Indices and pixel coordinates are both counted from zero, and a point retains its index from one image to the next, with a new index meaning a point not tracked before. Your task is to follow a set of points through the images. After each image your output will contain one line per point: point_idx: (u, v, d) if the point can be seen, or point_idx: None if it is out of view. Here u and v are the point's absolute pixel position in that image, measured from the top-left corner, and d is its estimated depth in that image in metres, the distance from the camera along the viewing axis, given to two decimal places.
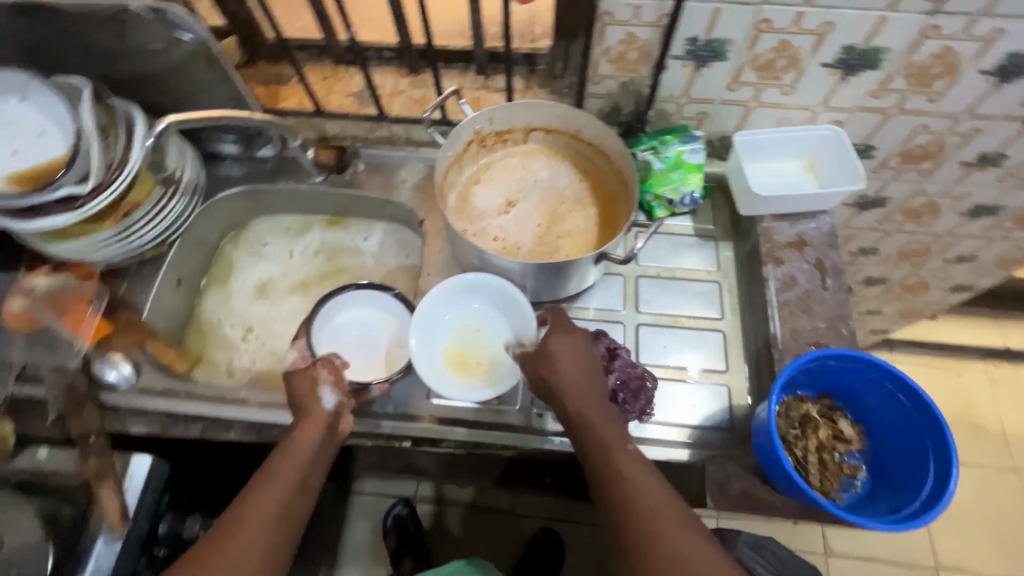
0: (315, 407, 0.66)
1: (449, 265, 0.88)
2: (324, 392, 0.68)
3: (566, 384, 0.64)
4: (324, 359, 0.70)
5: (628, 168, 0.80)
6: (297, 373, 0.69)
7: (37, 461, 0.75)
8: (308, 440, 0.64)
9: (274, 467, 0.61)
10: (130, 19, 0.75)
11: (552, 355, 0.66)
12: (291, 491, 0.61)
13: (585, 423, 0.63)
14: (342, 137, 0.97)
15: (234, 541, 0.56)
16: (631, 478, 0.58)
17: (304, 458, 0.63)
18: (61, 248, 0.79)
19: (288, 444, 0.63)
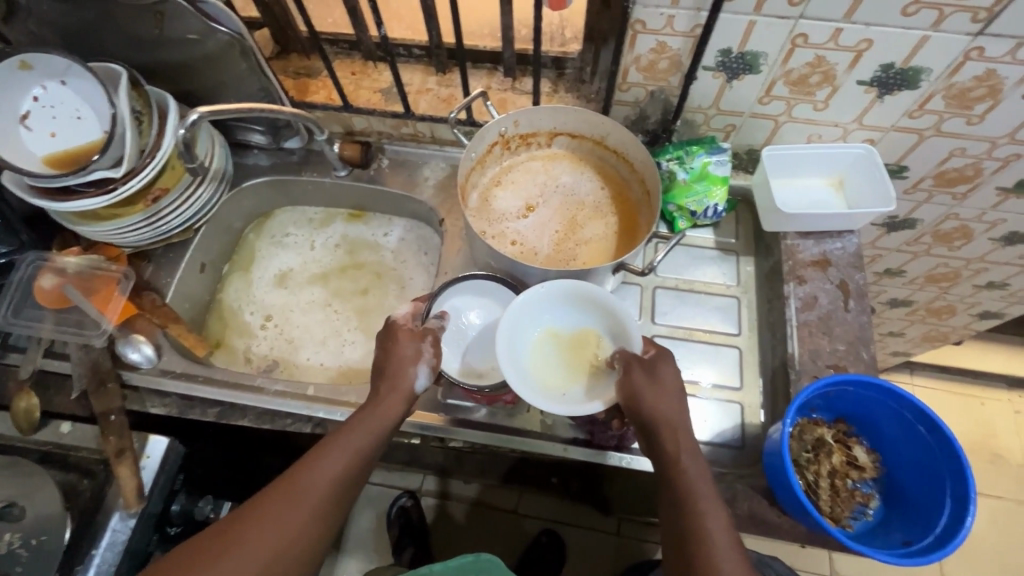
0: (405, 381, 0.66)
1: (466, 266, 0.88)
2: (422, 369, 0.68)
3: (660, 419, 0.62)
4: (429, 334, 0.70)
5: (652, 177, 0.80)
6: (405, 333, 0.69)
7: (59, 435, 0.76)
8: (388, 415, 0.65)
9: (350, 430, 0.63)
10: (168, 9, 0.77)
11: (655, 388, 0.63)
12: (358, 458, 0.62)
13: (676, 464, 0.61)
14: (368, 132, 0.98)
15: (293, 508, 0.57)
16: (711, 528, 0.57)
17: (379, 433, 0.63)
18: (92, 230, 0.82)
19: (365, 410, 0.65)
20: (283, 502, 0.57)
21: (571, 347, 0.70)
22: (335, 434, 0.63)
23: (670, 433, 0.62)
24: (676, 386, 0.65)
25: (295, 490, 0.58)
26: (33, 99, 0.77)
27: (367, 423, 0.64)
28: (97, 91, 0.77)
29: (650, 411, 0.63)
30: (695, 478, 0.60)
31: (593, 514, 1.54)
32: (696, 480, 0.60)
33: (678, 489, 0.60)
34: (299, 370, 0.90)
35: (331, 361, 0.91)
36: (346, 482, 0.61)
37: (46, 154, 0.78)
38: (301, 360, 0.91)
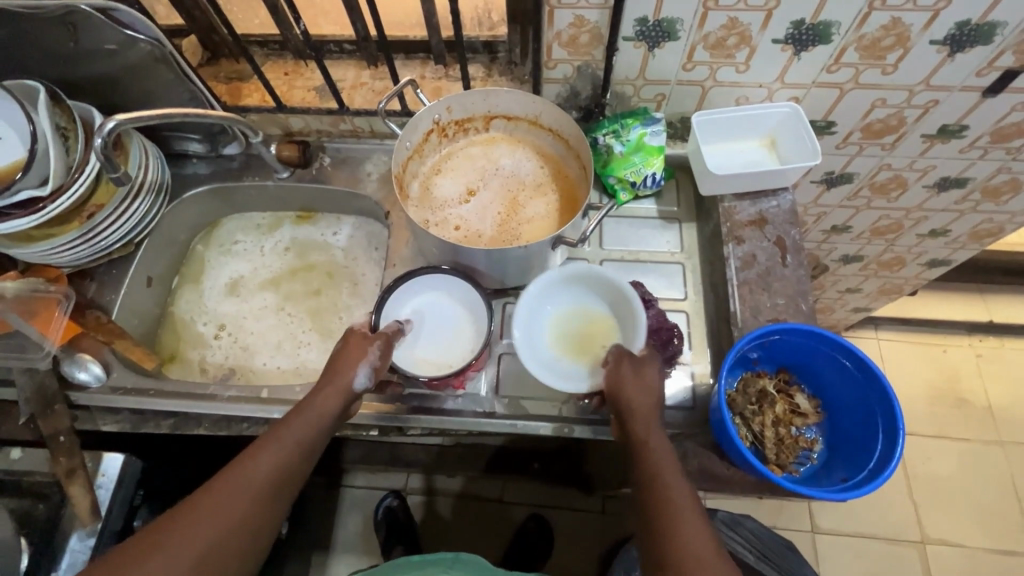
0: (343, 378, 0.66)
1: (415, 256, 0.88)
2: (362, 370, 0.67)
3: (637, 410, 0.64)
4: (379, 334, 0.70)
5: (586, 151, 0.81)
6: (353, 337, 0.70)
7: (10, 461, 0.75)
8: (328, 409, 0.65)
9: (287, 426, 0.63)
10: (79, 20, 0.75)
11: (638, 378, 0.66)
12: (295, 459, 0.61)
13: (649, 455, 0.61)
14: (307, 131, 0.97)
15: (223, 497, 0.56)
16: (678, 507, 0.57)
17: (319, 427, 0.64)
18: (26, 253, 0.80)
19: (302, 410, 0.64)
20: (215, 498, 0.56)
21: (579, 328, 0.76)
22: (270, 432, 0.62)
23: (643, 421, 0.64)
24: (658, 383, 0.67)
25: (223, 490, 0.56)
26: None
27: (310, 417, 0.64)
28: (15, 110, 0.76)
29: (627, 398, 0.65)
30: (669, 470, 0.60)
31: (578, 495, 1.56)
32: (663, 467, 0.60)
33: (648, 469, 0.60)
34: (256, 377, 0.89)
35: (288, 365, 0.90)
36: (282, 480, 0.60)
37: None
38: (257, 367, 0.90)
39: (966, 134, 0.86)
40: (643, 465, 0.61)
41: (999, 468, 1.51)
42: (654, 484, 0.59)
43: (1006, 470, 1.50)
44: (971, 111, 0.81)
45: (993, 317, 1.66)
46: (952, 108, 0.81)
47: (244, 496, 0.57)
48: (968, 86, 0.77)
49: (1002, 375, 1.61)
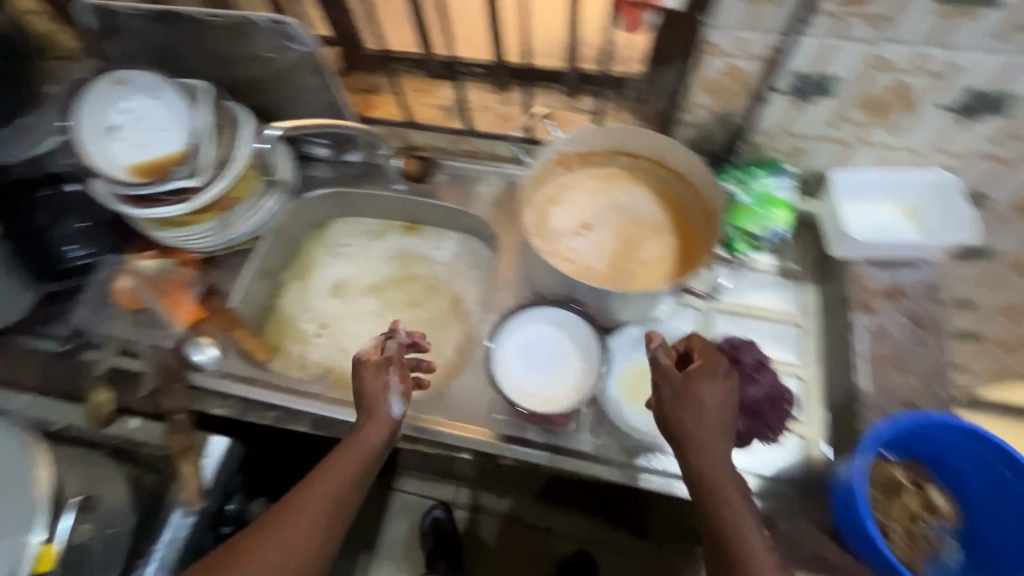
0: (382, 411, 0.67)
1: (521, 281, 0.88)
2: (393, 399, 0.68)
3: (694, 440, 0.58)
4: (394, 359, 0.70)
5: (714, 197, 0.78)
6: (368, 363, 0.68)
7: (128, 430, 0.80)
8: (373, 438, 0.65)
9: (333, 462, 0.63)
10: (250, 29, 0.81)
11: (695, 403, 0.59)
12: (347, 487, 0.62)
13: (721, 509, 0.56)
14: (427, 147, 1.00)
15: (284, 533, 0.57)
16: (744, 546, 0.53)
17: (368, 453, 0.64)
18: (168, 236, 0.86)
19: (349, 444, 0.64)
20: (269, 537, 0.57)
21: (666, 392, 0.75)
22: (317, 467, 0.63)
23: (705, 459, 0.57)
24: (718, 398, 0.60)
25: (285, 528, 0.57)
26: (117, 110, 0.82)
27: (357, 447, 0.64)
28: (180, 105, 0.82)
29: (682, 428, 0.59)
30: (736, 506, 0.56)
31: (629, 538, 1.50)
32: (721, 507, 0.56)
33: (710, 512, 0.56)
34: (351, 380, 0.91)
35: None
36: (336, 503, 0.61)
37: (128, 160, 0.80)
38: (353, 371, 0.92)
39: None
40: (715, 509, 0.56)
41: None
42: (722, 527, 0.55)
43: None
44: None
45: None
46: None
47: (314, 525, 0.59)
48: None
49: None
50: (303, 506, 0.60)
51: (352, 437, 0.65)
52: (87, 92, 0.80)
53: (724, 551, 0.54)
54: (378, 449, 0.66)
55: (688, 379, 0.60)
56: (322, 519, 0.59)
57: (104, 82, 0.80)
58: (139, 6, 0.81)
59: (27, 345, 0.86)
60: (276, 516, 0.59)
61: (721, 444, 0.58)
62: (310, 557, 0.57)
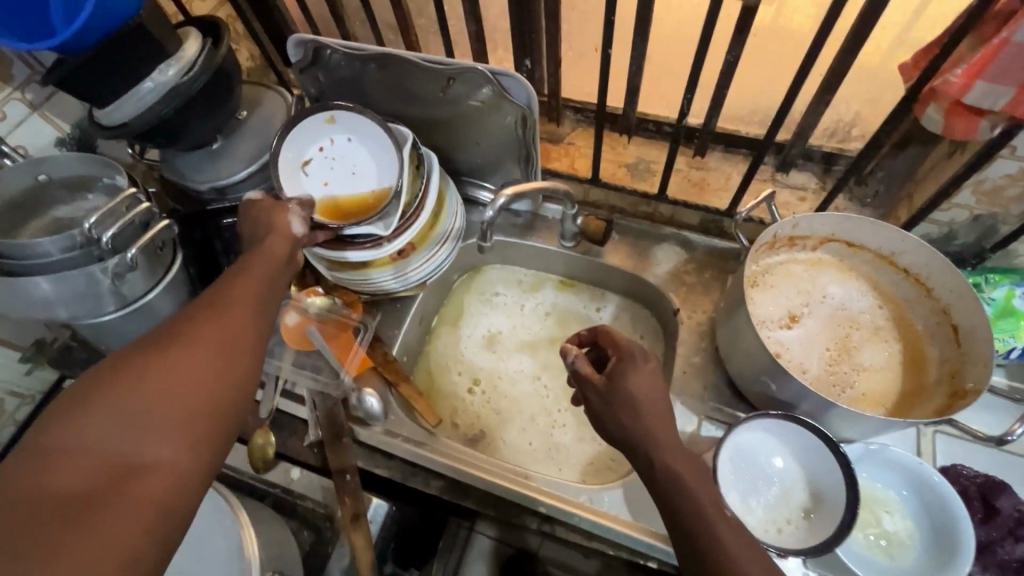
0: (277, 227, 0.65)
1: (708, 366, 0.81)
2: (294, 218, 0.68)
3: (646, 440, 0.55)
4: (292, 197, 0.70)
5: (965, 312, 0.69)
6: (264, 204, 0.68)
7: (291, 479, 0.77)
8: (271, 252, 0.61)
9: (234, 281, 0.56)
10: (463, 77, 0.78)
11: (626, 403, 0.57)
12: (249, 310, 0.55)
13: (672, 483, 0.52)
14: (600, 203, 0.92)
15: (198, 338, 0.49)
16: (724, 544, 0.48)
17: (260, 273, 0.58)
18: (343, 276, 0.83)
19: (243, 263, 0.59)
20: (184, 341, 0.48)
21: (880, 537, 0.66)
22: (231, 273, 0.58)
23: (663, 452, 0.54)
24: (652, 392, 0.57)
25: (198, 335, 0.49)
26: (319, 148, 0.79)
27: (260, 261, 0.60)
28: (380, 152, 0.79)
29: (621, 430, 0.57)
30: (694, 489, 0.51)
31: None
32: (683, 494, 0.52)
33: (679, 503, 0.51)
34: (505, 447, 0.86)
35: (539, 443, 0.86)
36: (252, 319, 0.54)
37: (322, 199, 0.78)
38: (508, 437, 0.87)
39: None
40: (660, 480, 0.53)
41: None
42: (692, 512, 0.50)
43: None
44: None
45: None
46: None
47: (232, 334, 0.51)
48: None
49: None
50: (219, 316, 0.52)
51: (244, 257, 0.61)
52: (299, 125, 0.78)
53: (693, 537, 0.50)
54: (281, 280, 0.61)
55: (621, 378, 0.58)
56: (236, 335, 0.51)
57: (314, 118, 0.78)
58: (351, 45, 0.80)
59: None
60: (187, 320, 0.51)
61: (666, 433, 0.55)
62: (234, 375, 0.49)
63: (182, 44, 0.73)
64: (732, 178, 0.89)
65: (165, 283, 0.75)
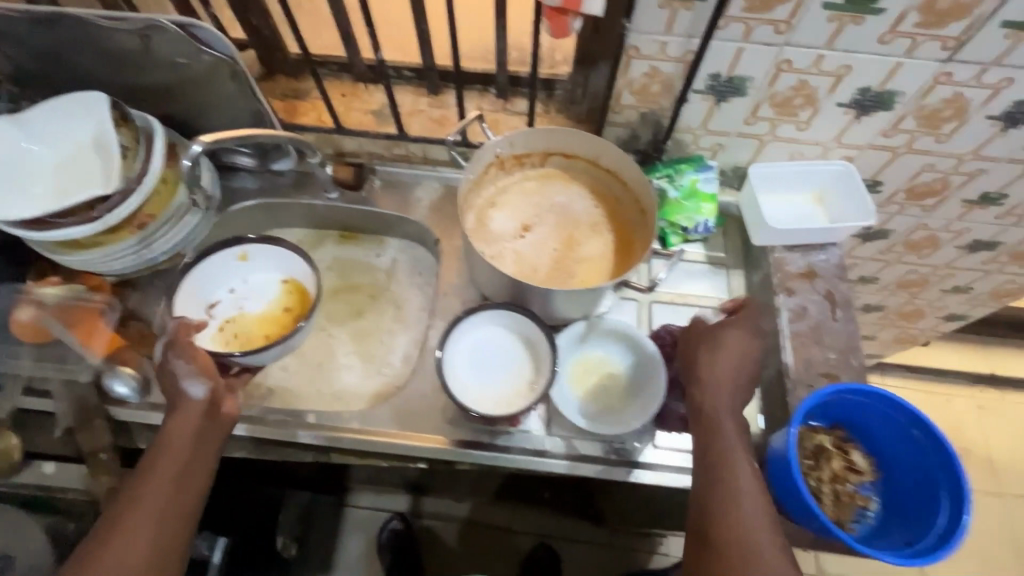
0: (183, 403, 0.67)
1: (465, 285, 0.88)
2: (192, 383, 0.68)
3: (708, 378, 0.70)
4: (169, 339, 0.72)
5: (647, 196, 0.82)
6: (164, 366, 0.69)
7: (43, 475, 0.74)
8: (181, 429, 0.65)
9: (152, 462, 0.63)
10: (156, 33, 0.75)
11: (710, 351, 0.71)
12: (173, 482, 0.63)
13: (710, 423, 0.67)
14: (358, 153, 0.97)
15: (117, 539, 0.58)
16: (734, 515, 0.61)
17: (180, 448, 0.64)
18: (72, 259, 0.78)
19: (162, 436, 0.65)
20: (111, 539, 0.58)
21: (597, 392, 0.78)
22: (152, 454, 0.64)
23: (708, 392, 0.69)
24: (739, 347, 0.71)
25: (113, 550, 0.58)
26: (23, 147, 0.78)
27: (179, 439, 0.65)
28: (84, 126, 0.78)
29: (691, 368, 0.72)
30: (726, 425, 0.67)
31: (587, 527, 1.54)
32: (726, 445, 0.65)
33: (720, 472, 0.64)
34: (296, 398, 0.87)
35: (327, 387, 0.89)
36: (178, 497, 0.62)
37: (48, 201, 0.76)
38: (297, 389, 0.88)
39: (1004, 202, 0.89)
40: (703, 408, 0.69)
41: (999, 520, 1.53)
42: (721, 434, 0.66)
43: (1006, 522, 1.53)
44: (1013, 182, 0.85)
45: (995, 370, 1.71)
46: (997, 177, 0.84)
47: (146, 531, 0.59)
48: (1015, 158, 0.80)
49: (1004, 427, 1.65)
50: (114, 548, 0.58)
51: (160, 433, 0.66)
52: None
53: (718, 455, 0.65)
54: (201, 454, 0.66)
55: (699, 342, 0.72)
56: (159, 527, 0.60)
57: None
58: (25, 8, 0.74)
59: None
60: (110, 518, 0.60)
61: (725, 374, 0.70)
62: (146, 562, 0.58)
63: None
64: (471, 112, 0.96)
65: None
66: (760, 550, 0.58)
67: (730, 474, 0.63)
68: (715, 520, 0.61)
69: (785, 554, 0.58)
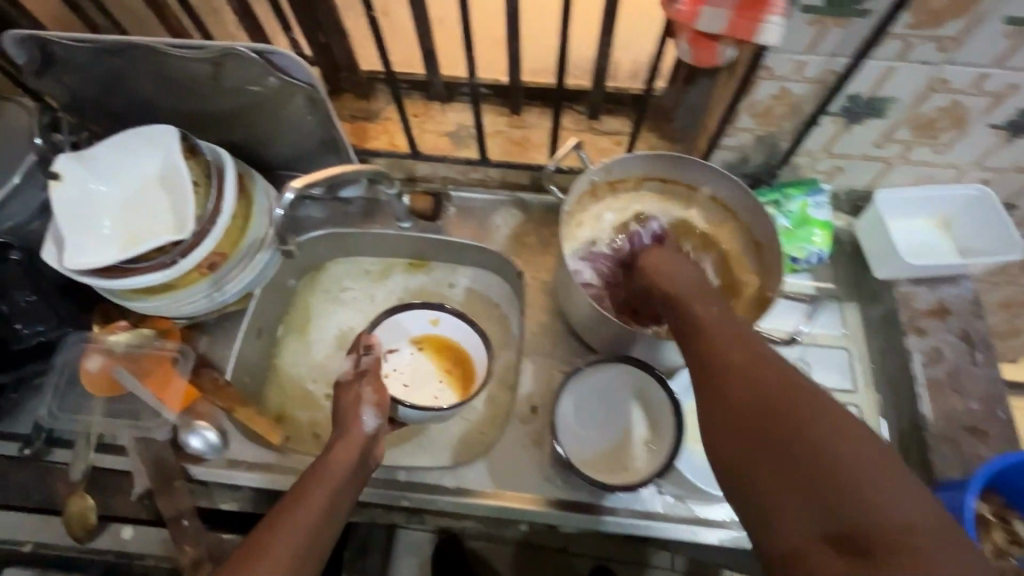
0: (353, 428, 0.65)
1: (555, 323, 0.81)
2: (368, 413, 0.67)
3: (671, 284, 0.61)
4: (368, 375, 0.71)
5: (761, 228, 0.73)
6: (344, 389, 0.70)
7: (122, 541, 0.68)
8: (343, 460, 0.61)
9: (312, 482, 0.58)
10: (230, 61, 0.69)
11: (652, 269, 0.66)
12: (320, 514, 0.56)
13: (688, 322, 0.54)
14: (431, 178, 0.90)
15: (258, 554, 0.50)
16: (808, 428, 0.39)
17: (337, 477, 0.59)
18: (145, 305, 0.73)
19: (320, 462, 0.60)
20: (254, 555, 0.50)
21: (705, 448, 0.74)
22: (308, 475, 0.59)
23: (664, 278, 0.63)
24: (684, 275, 0.62)
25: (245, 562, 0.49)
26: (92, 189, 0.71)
27: (320, 481, 0.58)
28: (153, 165, 0.73)
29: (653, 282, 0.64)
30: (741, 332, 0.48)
31: None
32: (769, 353, 0.46)
33: (738, 359, 0.46)
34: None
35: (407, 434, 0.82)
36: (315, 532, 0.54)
37: (121, 245, 0.69)
38: None
39: None
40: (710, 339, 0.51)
41: None
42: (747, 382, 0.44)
43: None
44: None
45: None
46: None
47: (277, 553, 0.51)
48: None
49: None
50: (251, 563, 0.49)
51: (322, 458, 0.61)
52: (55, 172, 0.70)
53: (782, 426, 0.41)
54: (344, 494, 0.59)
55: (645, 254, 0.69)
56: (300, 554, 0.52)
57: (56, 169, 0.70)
58: (84, 37, 0.67)
59: None
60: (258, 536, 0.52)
61: (685, 274, 0.62)
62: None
63: None
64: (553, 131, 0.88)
65: None
66: (880, 504, 0.35)
67: (776, 380, 0.43)
68: (803, 422, 0.39)
69: (892, 469, 0.36)
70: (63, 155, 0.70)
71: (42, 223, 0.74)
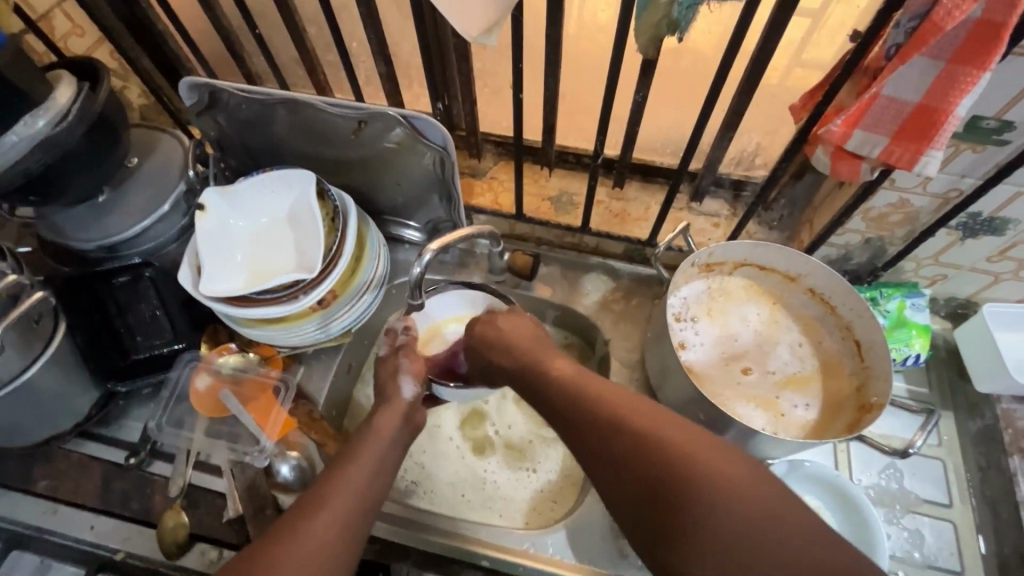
0: (395, 398, 0.65)
1: (641, 395, 0.82)
2: (404, 381, 0.67)
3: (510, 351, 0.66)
4: (409, 349, 0.71)
5: (871, 328, 0.72)
6: (383, 364, 0.70)
7: (209, 562, 0.72)
8: (388, 426, 0.62)
9: (358, 449, 0.59)
10: (375, 119, 0.75)
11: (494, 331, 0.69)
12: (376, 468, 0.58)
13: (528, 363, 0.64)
14: (528, 237, 0.94)
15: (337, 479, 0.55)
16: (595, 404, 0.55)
17: (388, 440, 0.61)
18: (258, 333, 0.77)
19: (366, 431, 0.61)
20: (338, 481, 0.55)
21: None
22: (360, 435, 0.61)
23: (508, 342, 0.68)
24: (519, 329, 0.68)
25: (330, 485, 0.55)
26: (227, 223, 0.77)
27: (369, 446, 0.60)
28: (286, 206, 0.79)
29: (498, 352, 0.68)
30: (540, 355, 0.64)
31: None
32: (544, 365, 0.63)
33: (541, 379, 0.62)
34: (434, 499, 0.78)
35: (474, 493, 0.79)
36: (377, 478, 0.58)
37: (247, 279, 0.74)
38: (439, 487, 0.79)
39: None
40: (647, 455, 0.49)
41: None
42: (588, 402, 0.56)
43: None
44: None
45: None
46: None
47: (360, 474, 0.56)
48: None
49: None
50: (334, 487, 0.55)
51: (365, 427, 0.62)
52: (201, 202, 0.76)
53: (758, 515, 0.44)
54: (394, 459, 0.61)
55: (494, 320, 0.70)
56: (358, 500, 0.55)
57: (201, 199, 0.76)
58: (249, 89, 0.74)
59: (90, 452, 0.78)
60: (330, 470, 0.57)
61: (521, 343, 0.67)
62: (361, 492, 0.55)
63: (52, 90, 0.64)
64: (652, 207, 0.92)
65: (46, 358, 0.68)
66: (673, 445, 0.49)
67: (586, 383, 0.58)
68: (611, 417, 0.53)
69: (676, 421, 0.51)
70: (210, 189, 0.77)
71: (177, 248, 0.79)
